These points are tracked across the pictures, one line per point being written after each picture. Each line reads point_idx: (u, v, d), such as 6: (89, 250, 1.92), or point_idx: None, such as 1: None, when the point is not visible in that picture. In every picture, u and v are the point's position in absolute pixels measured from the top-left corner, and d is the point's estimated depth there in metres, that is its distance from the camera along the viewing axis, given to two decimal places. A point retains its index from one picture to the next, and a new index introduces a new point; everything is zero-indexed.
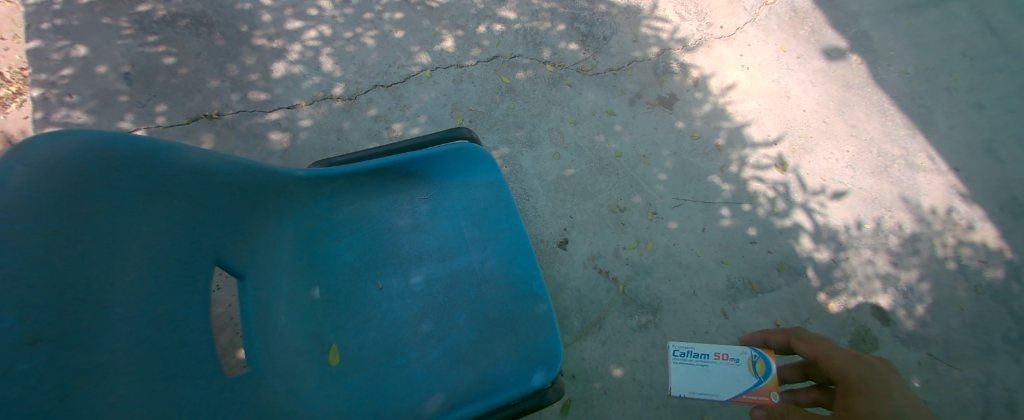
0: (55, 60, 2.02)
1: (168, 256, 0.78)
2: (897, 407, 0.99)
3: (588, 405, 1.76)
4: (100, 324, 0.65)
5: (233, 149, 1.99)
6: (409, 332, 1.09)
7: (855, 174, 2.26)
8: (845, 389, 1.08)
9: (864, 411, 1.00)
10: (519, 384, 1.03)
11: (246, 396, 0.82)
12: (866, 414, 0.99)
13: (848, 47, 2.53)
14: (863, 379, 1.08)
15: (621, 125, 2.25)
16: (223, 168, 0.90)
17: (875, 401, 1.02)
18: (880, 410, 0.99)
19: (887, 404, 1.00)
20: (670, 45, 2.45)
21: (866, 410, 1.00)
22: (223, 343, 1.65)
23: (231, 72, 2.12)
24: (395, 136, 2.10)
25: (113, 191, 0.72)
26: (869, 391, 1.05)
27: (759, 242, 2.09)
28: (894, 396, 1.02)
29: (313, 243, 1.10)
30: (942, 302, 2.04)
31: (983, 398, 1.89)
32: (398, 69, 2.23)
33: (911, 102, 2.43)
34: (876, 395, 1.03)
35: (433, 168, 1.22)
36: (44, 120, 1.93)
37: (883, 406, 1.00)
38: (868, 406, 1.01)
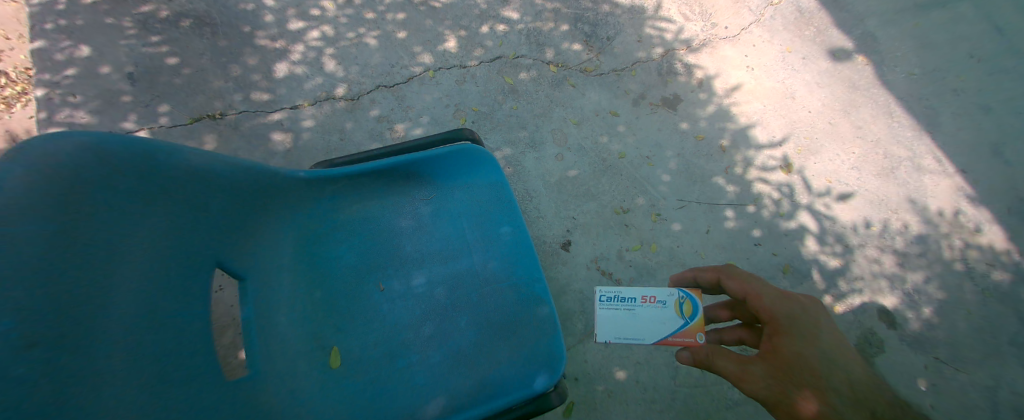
0: (59, 61, 2.03)
1: (167, 257, 0.78)
2: (823, 348, 0.98)
3: (591, 408, 1.74)
4: (98, 327, 0.64)
5: (236, 149, 1.99)
6: (411, 335, 1.08)
7: (861, 176, 2.24)
8: (772, 329, 1.04)
9: (790, 354, 0.98)
10: (520, 388, 1.02)
11: (247, 399, 0.81)
12: (793, 357, 0.98)
13: (854, 47, 2.51)
14: (790, 317, 1.04)
15: (625, 126, 2.24)
16: (224, 169, 0.89)
17: (801, 341, 1.00)
18: (806, 353, 0.97)
19: (812, 344, 0.99)
20: (674, 45, 2.43)
21: (793, 353, 0.98)
22: (224, 344, 1.64)
23: (234, 72, 2.12)
24: (398, 137, 2.09)
25: (111, 193, 0.71)
26: (796, 331, 1.02)
27: (763, 244, 2.08)
28: (821, 336, 1.00)
29: (315, 244, 1.10)
30: (949, 305, 2.02)
31: (991, 403, 1.87)
32: (401, 70, 2.22)
33: (917, 103, 2.40)
34: (803, 337, 1.00)
35: (435, 169, 1.22)
36: (48, 120, 1.93)
37: (811, 349, 0.98)
38: (795, 348, 0.99)
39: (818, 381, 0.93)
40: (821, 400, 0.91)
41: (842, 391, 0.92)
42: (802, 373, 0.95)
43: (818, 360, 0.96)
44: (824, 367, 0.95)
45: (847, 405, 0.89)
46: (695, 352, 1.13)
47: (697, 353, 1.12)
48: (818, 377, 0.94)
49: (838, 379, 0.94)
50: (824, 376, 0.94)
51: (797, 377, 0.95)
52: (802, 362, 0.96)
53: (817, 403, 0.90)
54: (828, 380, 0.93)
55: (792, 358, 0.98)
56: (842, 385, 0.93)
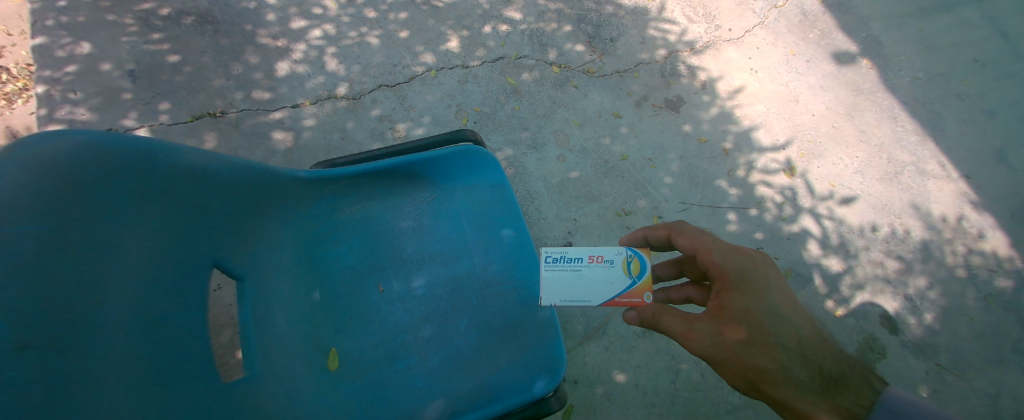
0: (59, 57, 2.02)
1: (164, 259, 0.77)
2: (771, 303, 0.96)
3: (591, 411, 1.73)
4: (93, 330, 0.63)
5: (236, 148, 1.98)
6: (410, 337, 1.06)
7: (864, 180, 2.22)
8: (720, 286, 0.99)
9: (739, 312, 0.94)
10: (521, 393, 1.01)
11: (243, 402, 0.80)
12: (742, 314, 0.94)
13: (859, 51, 2.49)
14: (740, 272, 0.99)
15: (627, 128, 2.23)
16: (223, 169, 0.88)
17: (750, 297, 0.96)
18: (755, 310, 0.94)
19: (760, 300, 0.95)
20: (677, 47, 2.42)
21: (741, 309, 0.94)
22: (222, 343, 1.63)
23: (236, 70, 2.11)
24: (399, 137, 2.08)
25: (109, 192, 0.70)
26: (745, 287, 0.97)
27: (766, 247, 2.06)
28: (770, 291, 0.97)
29: (314, 245, 1.09)
30: (952, 311, 2.00)
31: (992, 410, 1.86)
32: (403, 69, 2.21)
33: (921, 107, 2.39)
34: (753, 292, 0.96)
35: (436, 170, 1.21)
36: (48, 117, 1.92)
37: (761, 306, 0.95)
38: (744, 305, 0.95)
39: (767, 339, 0.92)
40: (768, 358, 0.90)
41: (790, 347, 0.92)
42: (750, 330, 0.92)
43: (767, 316, 0.94)
44: (773, 324, 0.93)
45: (792, 361, 0.91)
46: (644, 313, 1.02)
47: (644, 313, 1.02)
48: (767, 335, 0.92)
49: (785, 335, 0.93)
50: (773, 334, 0.92)
51: (745, 334, 0.92)
52: (751, 319, 0.93)
53: (765, 361, 0.90)
54: (776, 336, 0.92)
55: (740, 315, 0.94)
56: (789, 340, 0.93)
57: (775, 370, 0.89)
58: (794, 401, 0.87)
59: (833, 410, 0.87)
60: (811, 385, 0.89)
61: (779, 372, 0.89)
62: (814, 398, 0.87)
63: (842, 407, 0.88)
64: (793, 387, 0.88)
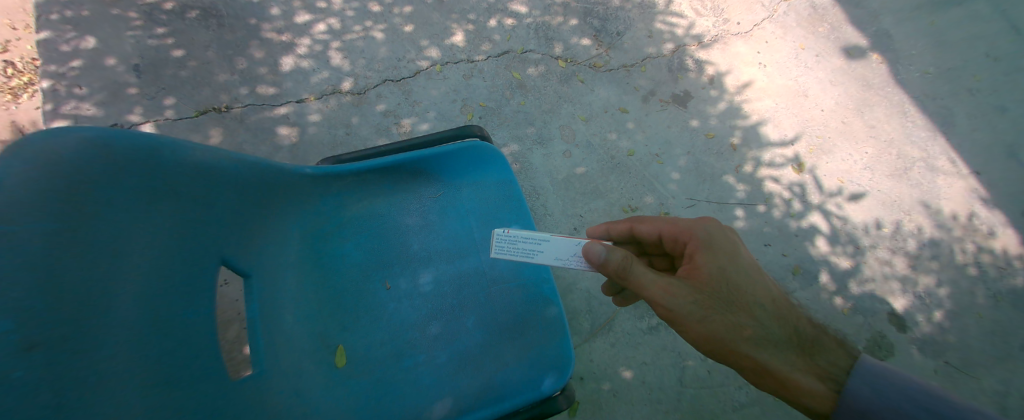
0: (65, 52, 2.02)
1: (171, 257, 0.77)
2: (741, 263, 1.02)
3: (597, 407, 1.72)
4: (101, 329, 0.63)
5: (242, 143, 1.97)
6: (418, 335, 1.06)
7: (874, 176, 2.20)
8: (692, 250, 1.04)
9: (714, 272, 1.00)
10: (529, 391, 1.00)
11: (251, 400, 0.80)
12: (716, 273, 0.99)
13: (869, 45, 2.45)
14: (711, 237, 1.04)
15: (634, 123, 2.21)
16: (229, 166, 0.88)
17: (722, 259, 1.02)
18: (728, 271, 1.00)
19: (733, 262, 1.02)
20: (685, 41, 2.39)
21: (715, 269, 1.00)
22: (227, 339, 1.63)
23: (240, 65, 2.11)
24: (404, 132, 2.07)
25: (115, 190, 0.70)
26: (716, 249, 1.03)
27: (773, 244, 2.05)
28: (741, 255, 1.03)
29: (320, 242, 1.08)
30: (960, 309, 1.99)
31: (1001, 408, 1.84)
32: (408, 64, 2.20)
33: (932, 103, 2.35)
34: (726, 255, 1.02)
35: (442, 166, 1.20)
36: (54, 112, 1.92)
37: (734, 268, 1.01)
38: (719, 265, 1.00)
39: (741, 299, 0.98)
40: (743, 317, 0.96)
41: (763, 306, 0.99)
42: (725, 291, 0.98)
43: (740, 277, 1.00)
44: (746, 286, 1.00)
45: (764, 320, 0.98)
46: (616, 254, 0.94)
47: (619, 260, 0.94)
48: (742, 295, 0.98)
49: (757, 295, 1.00)
50: (746, 294, 0.99)
51: (721, 293, 0.97)
52: (724, 279, 0.99)
53: (741, 321, 0.96)
54: (749, 297, 0.99)
55: (716, 275, 0.99)
56: (762, 300, 1.00)
57: (751, 328, 0.96)
58: (767, 360, 0.94)
59: (799, 368, 0.95)
60: (781, 345, 0.96)
61: (754, 330, 0.96)
62: (783, 356, 0.95)
63: (808, 365, 0.96)
64: (767, 346, 0.95)
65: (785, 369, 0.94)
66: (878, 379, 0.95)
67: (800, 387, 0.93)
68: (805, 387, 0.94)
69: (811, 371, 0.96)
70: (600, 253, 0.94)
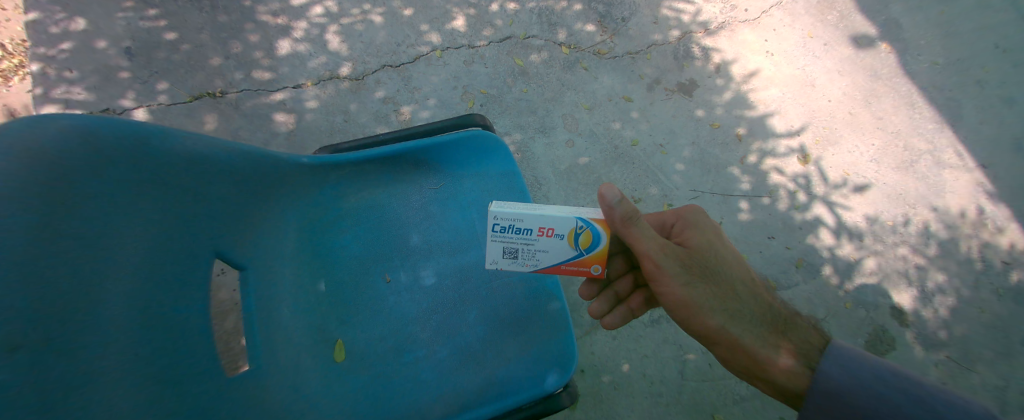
0: (54, 34, 1.96)
1: (161, 251, 0.74)
2: (725, 244, 1.05)
3: (598, 400, 1.71)
4: (89, 328, 0.60)
5: (237, 129, 1.93)
6: (418, 329, 1.04)
7: (880, 168, 2.17)
8: (680, 227, 1.07)
9: (700, 246, 1.02)
10: (531, 388, 0.98)
11: (246, 397, 0.78)
12: (702, 247, 1.02)
13: (879, 34, 2.40)
14: (697, 220, 1.07)
15: (638, 112, 2.16)
16: (222, 156, 0.85)
17: (708, 236, 1.04)
18: (713, 248, 1.03)
19: (718, 242, 1.04)
20: (691, 28, 2.33)
21: (701, 243, 1.02)
22: (223, 330, 1.61)
23: (235, 49, 2.05)
24: (403, 120, 2.03)
25: (101, 181, 0.67)
26: (703, 228, 1.06)
27: (777, 237, 2.02)
28: (724, 238, 1.06)
29: (319, 232, 1.06)
30: (963, 304, 1.98)
31: (1001, 403, 1.84)
32: (408, 49, 2.14)
33: (940, 94, 2.31)
34: (711, 234, 1.05)
35: (442, 156, 1.16)
36: (44, 97, 1.87)
37: (719, 246, 1.03)
38: (705, 241, 1.03)
39: (722, 271, 1.00)
40: (724, 288, 0.98)
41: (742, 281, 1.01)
42: (708, 263, 1.00)
43: (724, 253, 1.02)
44: (730, 263, 1.02)
45: (743, 295, 0.99)
46: (626, 201, 0.89)
47: (627, 210, 0.90)
48: (724, 269, 1.00)
49: (738, 273, 1.02)
50: (729, 269, 1.01)
51: (705, 264, 0.99)
52: (709, 252, 1.01)
53: (723, 291, 0.97)
54: (730, 272, 1.01)
55: (702, 248, 1.01)
56: (742, 277, 1.02)
57: (732, 298, 0.97)
58: (746, 334, 0.95)
59: (774, 345, 0.95)
60: (758, 321, 0.97)
61: (734, 302, 0.97)
62: (761, 332, 0.96)
63: (785, 343, 0.96)
64: (744, 320, 0.96)
65: (759, 344, 0.94)
66: (852, 361, 0.92)
67: (775, 363, 0.93)
68: (781, 363, 0.93)
69: (787, 349, 0.95)
70: (612, 197, 0.88)
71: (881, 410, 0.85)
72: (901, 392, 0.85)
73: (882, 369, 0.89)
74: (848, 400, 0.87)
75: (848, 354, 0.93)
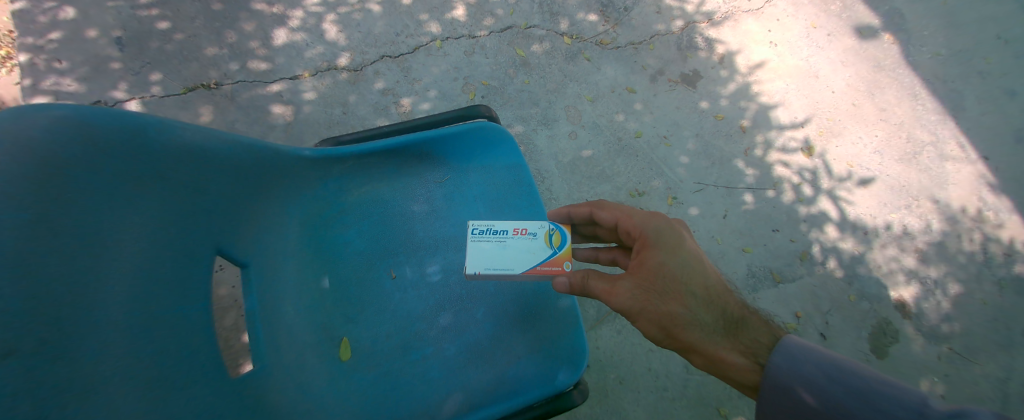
0: (42, 24, 1.90)
1: (161, 247, 0.71)
2: (683, 255, 0.96)
3: (603, 395, 1.70)
4: (86, 330, 0.58)
5: (233, 121, 1.89)
6: (425, 326, 1.01)
7: (883, 160, 2.15)
8: (640, 244, 0.99)
9: (656, 265, 0.94)
10: (541, 386, 0.97)
11: (251, 399, 0.76)
12: (658, 267, 0.94)
13: (882, 25, 2.37)
14: (658, 232, 0.98)
15: (642, 104, 2.14)
16: (221, 149, 0.81)
17: (665, 253, 0.95)
18: (669, 264, 0.94)
19: (675, 254, 0.96)
20: (694, 18, 2.29)
21: (657, 263, 0.94)
22: (221, 327, 1.58)
23: (230, 38, 1.99)
24: (403, 112, 1.99)
25: (96, 174, 0.64)
26: (662, 242, 0.97)
27: (781, 230, 2.01)
28: (683, 247, 0.98)
29: (320, 229, 1.02)
30: (965, 296, 1.98)
31: (1000, 394, 1.85)
32: (407, 39, 2.09)
33: (943, 86, 2.30)
34: (667, 248, 0.96)
35: (448, 148, 1.13)
36: (33, 88, 1.82)
37: (676, 260, 0.95)
38: (660, 259, 0.95)
39: (679, 289, 0.93)
40: (680, 308, 0.91)
41: (698, 293, 0.94)
42: (665, 283, 0.93)
43: (680, 270, 0.94)
44: (686, 276, 0.94)
45: (697, 308, 0.93)
46: (574, 278, 0.95)
47: (576, 282, 0.94)
48: (679, 285, 0.93)
49: (694, 285, 0.94)
50: (685, 284, 0.94)
51: (661, 286, 0.92)
52: (666, 272, 0.94)
53: (677, 311, 0.91)
54: (687, 287, 0.93)
55: (657, 269, 0.94)
56: (699, 288, 0.94)
57: (685, 315, 0.91)
58: (699, 341, 0.91)
59: (730, 348, 0.92)
60: (713, 329, 0.92)
61: (686, 316, 0.91)
62: (714, 338, 0.92)
63: (737, 344, 0.93)
64: (699, 329, 0.91)
65: (716, 350, 0.91)
66: (803, 355, 0.93)
67: (728, 364, 0.91)
68: (736, 365, 0.91)
69: (739, 349, 0.92)
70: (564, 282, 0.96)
71: (823, 402, 0.88)
72: (844, 387, 0.88)
73: (829, 364, 0.91)
74: (793, 395, 0.90)
75: (799, 348, 0.94)
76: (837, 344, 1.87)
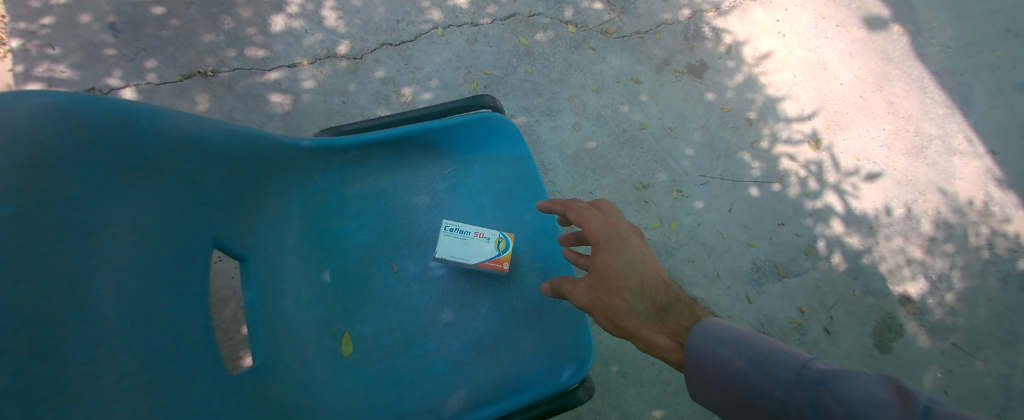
0: (33, 8, 1.85)
1: (153, 241, 0.68)
2: (628, 251, 0.87)
3: (606, 389, 1.70)
4: (76, 330, 0.56)
5: (231, 110, 1.85)
6: (429, 321, 1.00)
7: (890, 154, 2.12)
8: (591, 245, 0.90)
9: (602, 267, 0.86)
10: (546, 383, 0.95)
11: (253, 396, 0.74)
12: (603, 266, 0.86)
13: (892, 16, 2.32)
14: (606, 233, 0.89)
15: (647, 95, 2.10)
16: (217, 139, 0.78)
17: (610, 251, 0.87)
18: (614, 262, 0.86)
19: (621, 252, 0.87)
20: (702, 7, 2.24)
21: (602, 262, 0.86)
22: (222, 320, 1.57)
23: (226, 25, 1.95)
24: (404, 102, 1.96)
25: (86, 167, 0.61)
26: (608, 241, 0.88)
27: (787, 224, 1.99)
28: (629, 244, 0.89)
29: (321, 221, 1.00)
30: (971, 291, 1.96)
31: (1002, 389, 1.85)
32: (408, 27, 2.04)
33: (952, 78, 2.26)
34: (611, 247, 0.87)
35: (451, 139, 1.10)
36: (25, 75, 1.78)
37: (619, 258, 0.86)
38: (605, 259, 0.86)
39: (618, 285, 0.84)
40: (619, 303, 0.83)
41: (637, 286, 0.84)
42: (611, 283, 0.85)
43: (623, 267, 0.85)
44: (629, 272, 0.85)
45: (635, 300, 0.83)
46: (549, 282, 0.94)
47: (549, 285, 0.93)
48: (619, 280, 0.84)
49: (634, 278, 0.85)
50: (625, 279, 0.84)
51: (605, 283, 0.85)
52: (610, 271, 0.85)
53: (618, 308, 0.83)
54: (628, 282, 0.84)
55: (602, 267, 0.86)
56: (639, 283, 0.85)
57: (622, 308, 0.83)
58: (636, 330, 0.81)
59: (664, 333, 0.81)
60: (650, 318, 0.82)
61: (625, 309, 0.83)
62: (650, 326, 0.81)
63: (671, 327, 0.81)
64: (635, 318, 0.82)
65: (651, 337, 0.80)
66: (710, 328, 0.79)
67: (660, 349, 0.79)
68: (667, 348, 0.79)
69: (674, 334, 0.80)
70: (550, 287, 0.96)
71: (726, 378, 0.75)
72: (746, 356, 0.74)
73: (732, 333, 0.77)
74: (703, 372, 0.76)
75: (716, 326, 0.79)
76: (840, 339, 1.86)
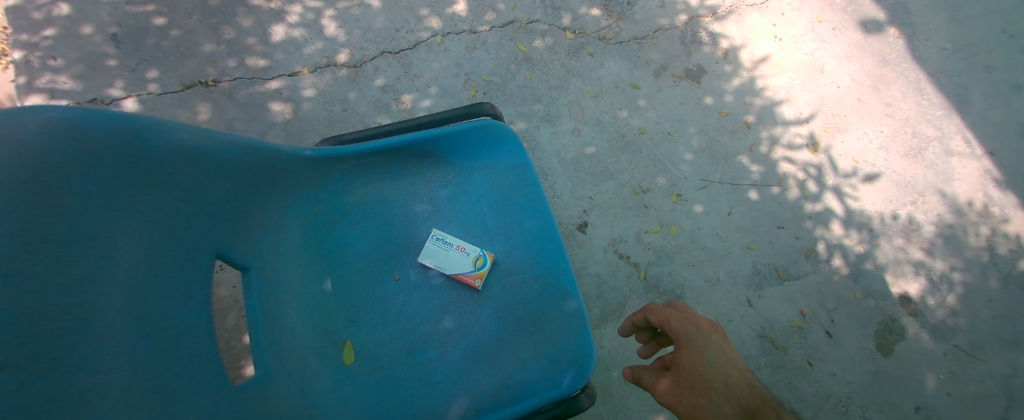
0: (36, 20, 1.87)
1: (156, 252, 0.69)
2: (714, 351, 0.87)
3: (608, 394, 1.70)
4: (81, 342, 0.57)
5: (232, 120, 1.86)
6: (430, 329, 1.00)
7: (889, 156, 2.13)
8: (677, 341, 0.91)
9: (686, 365, 0.86)
10: (548, 389, 0.96)
11: (255, 406, 0.74)
12: (689, 363, 0.87)
13: (888, 19, 2.34)
14: (692, 331, 0.91)
15: (645, 100, 2.11)
16: (220, 150, 0.79)
17: (697, 350, 0.88)
18: (700, 361, 0.86)
19: (707, 351, 0.88)
20: (699, 12, 2.26)
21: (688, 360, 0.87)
22: (223, 329, 1.57)
23: (227, 35, 1.96)
24: (404, 109, 1.97)
25: (90, 180, 0.62)
26: (693, 338, 0.89)
27: (786, 227, 1.99)
28: (714, 342, 0.89)
29: (322, 230, 1.00)
30: (972, 292, 1.96)
31: (1005, 391, 1.85)
32: (407, 35, 2.06)
33: (949, 80, 2.27)
34: (694, 344, 0.88)
35: (451, 147, 1.11)
36: (28, 86, 1.79)
37: (704, 357, 0.87)
38: (690, 358, 0.87)
39: (704, 384, 0.84)
40: (704, 404, 0.82)
41: (723, 385, 0.84)
42: (696, 381, 0.85)
43: (709, 366, 0.86)
44: (715, 374, 0.85)
45: (720, 403, 0.82)
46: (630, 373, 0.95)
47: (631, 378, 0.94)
48: (705, 381, 0.85)
49: (721, 379, 0.85)
50: (709, 380, 0.84)
51: (689, 381, 0.85)
52: (697, 368, 0.86)
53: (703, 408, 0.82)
54: (713, 382, 0.84)
55: (688, 365, 0.87)
56: (725, 384, 0.84)
57: (708, 408, 0.81)
58: None
59: None
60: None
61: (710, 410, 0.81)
62: None
63: None
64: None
65: None
66: None
67: None
68: None
69: None
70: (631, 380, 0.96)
71: None
72: None
73: None
74: None
75: None
76: (841, 342, 1.86)
